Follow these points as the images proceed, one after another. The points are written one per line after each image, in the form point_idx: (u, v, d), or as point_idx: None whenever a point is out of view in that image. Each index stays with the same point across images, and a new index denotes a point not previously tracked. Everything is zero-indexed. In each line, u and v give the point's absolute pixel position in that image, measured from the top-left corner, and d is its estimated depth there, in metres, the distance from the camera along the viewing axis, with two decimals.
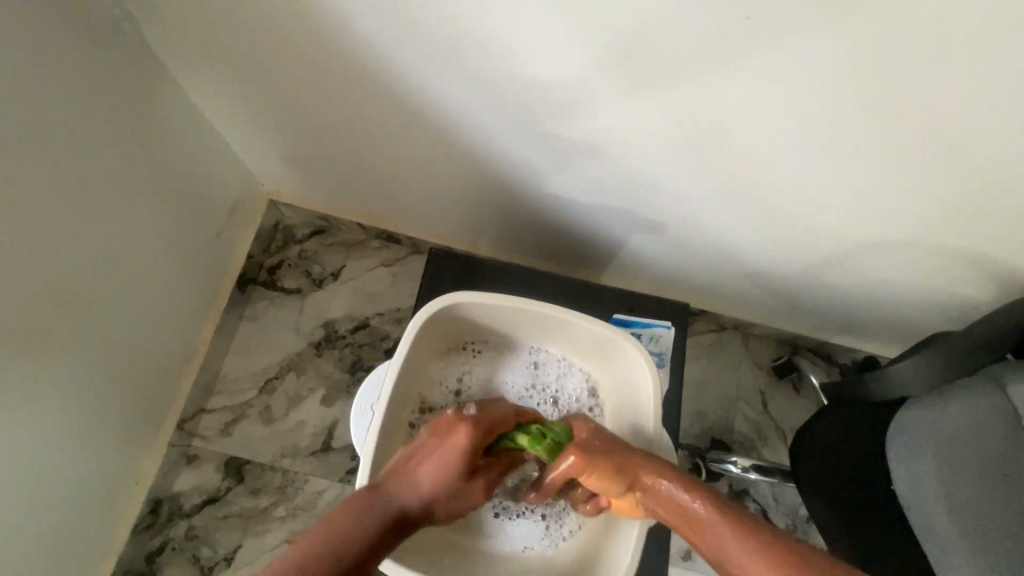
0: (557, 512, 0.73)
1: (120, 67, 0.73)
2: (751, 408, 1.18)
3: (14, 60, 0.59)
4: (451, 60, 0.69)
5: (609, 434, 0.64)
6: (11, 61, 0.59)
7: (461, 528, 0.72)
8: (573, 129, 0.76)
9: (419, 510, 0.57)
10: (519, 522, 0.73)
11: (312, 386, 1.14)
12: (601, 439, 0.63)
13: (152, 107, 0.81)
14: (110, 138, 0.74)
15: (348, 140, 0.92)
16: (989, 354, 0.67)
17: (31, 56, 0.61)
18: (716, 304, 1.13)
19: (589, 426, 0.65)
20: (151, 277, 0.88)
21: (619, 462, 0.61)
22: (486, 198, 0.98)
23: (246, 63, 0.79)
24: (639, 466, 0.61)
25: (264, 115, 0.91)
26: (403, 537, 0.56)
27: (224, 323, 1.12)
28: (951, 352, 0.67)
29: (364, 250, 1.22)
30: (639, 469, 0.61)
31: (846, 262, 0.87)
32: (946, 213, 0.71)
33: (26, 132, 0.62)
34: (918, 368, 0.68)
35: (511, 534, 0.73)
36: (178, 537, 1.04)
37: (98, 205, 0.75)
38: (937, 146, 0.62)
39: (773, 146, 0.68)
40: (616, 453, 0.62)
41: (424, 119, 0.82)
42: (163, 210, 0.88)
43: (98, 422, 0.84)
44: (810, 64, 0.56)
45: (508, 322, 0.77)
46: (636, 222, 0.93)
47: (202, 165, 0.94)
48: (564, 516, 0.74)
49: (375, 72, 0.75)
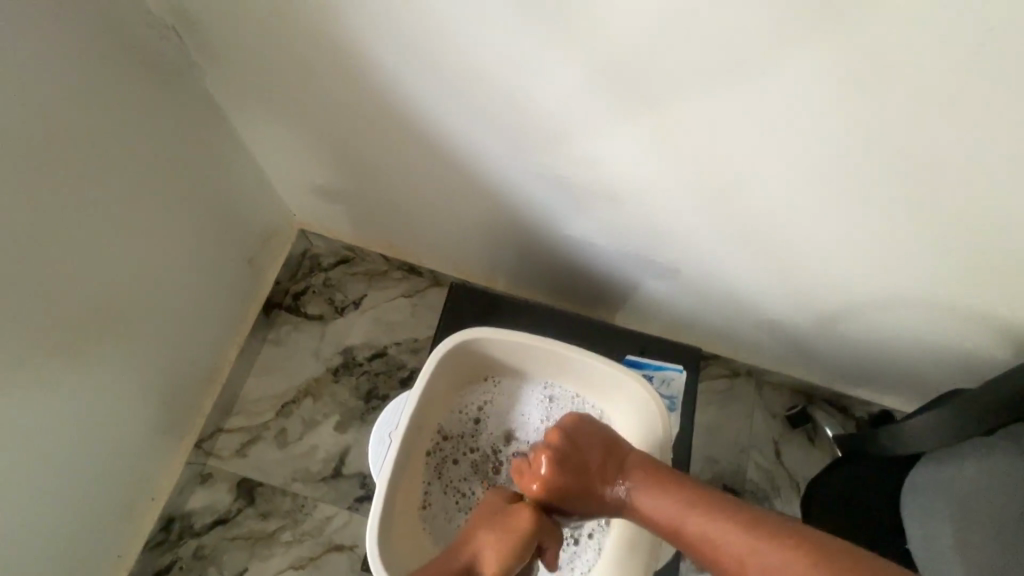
0: (568, 554, 0.75)
1: (174, 101, 0.80)
2: (764, 457, 1.16)
3: (69, 84, 0.64)
4: (478, 105, 0.74)
5: (558, 455, 0.66)
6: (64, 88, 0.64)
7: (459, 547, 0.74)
8: (591, 174, 0.79)
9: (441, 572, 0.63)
10: None
11: (327, 412, 1.16)
12: (547, 476, 0.66)
13: (200, 138, 0.87)
14: (158, 166, 0.80)
15: (379, 178, 0.97)
16: (1000, 417, 0.66)
17: (82, 83, 0.66)
18: (729, 349, 1.13)
19: (545, 445, 0.68)
20: (184, 293, 0.93)
21: (577, 494, 0.67)
22: (505, 236, 1.02)
23: (290, 99, 0.85)
24: (600, 475, 0.67)
25: (298, 146, 0.96)
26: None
27: (248, 345, 1.14)
28: (968, 412, 0.66)
29: (386, 280, 1.24)
30: (597, 482, 0.66)
31: (860, 315, 0.88)
32: (955, 271, 0.73)
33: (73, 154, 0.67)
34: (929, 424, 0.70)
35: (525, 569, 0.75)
36: (186, 557, 1.04)
37: (140, 226, 0.80)
38: (940, 210, 0.64)
39: (779, 197, 0.71)
40: (569, 487, 0.66)
41: (448, 158, 0.86)
42: (200, 232, 0.93)
43: (122, 431, 0.87)
44: (820, 121, 0.59)
45: (525, 360, 0.79)
46: (651, 266, 0.95)
47: (240, 193, 1.00)
48: (574, 557, 0.75)
49: (406, 113, 0.80)
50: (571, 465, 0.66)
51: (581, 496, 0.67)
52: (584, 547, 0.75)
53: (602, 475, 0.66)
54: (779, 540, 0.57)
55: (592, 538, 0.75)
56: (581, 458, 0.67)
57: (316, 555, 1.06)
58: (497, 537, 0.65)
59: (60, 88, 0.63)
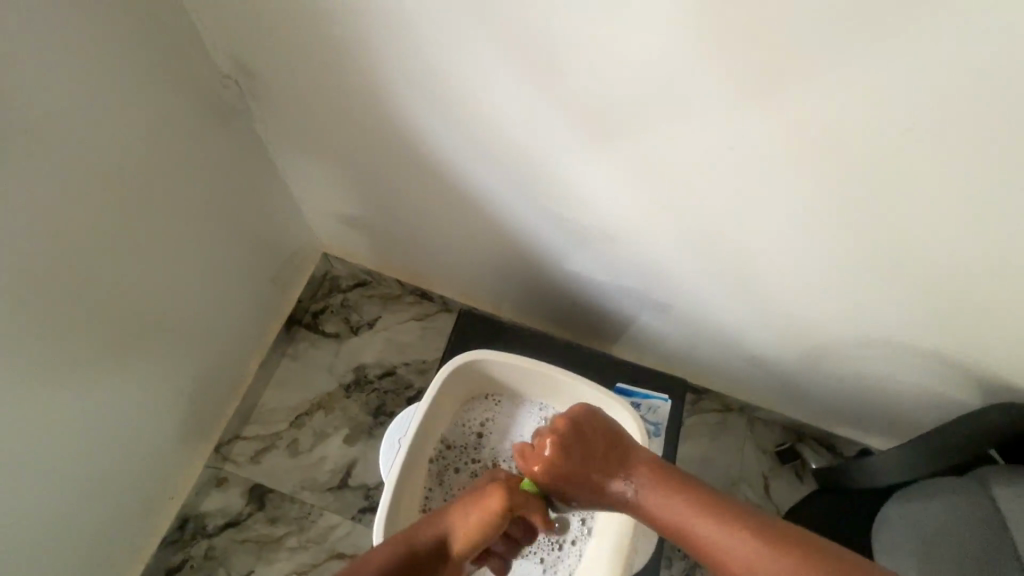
0: (553, 557, 0.83)
1: (222, 137, 0.91)
2: (753, 491, 1.20)
3: (139, 121, 0.75)
4: (492, 152, 0.83)
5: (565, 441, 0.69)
6: (131, 127, 0.74)
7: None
8: (593, 217, 0.87)
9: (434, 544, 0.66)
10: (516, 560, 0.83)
11: (337, 425, 1.22)
12: (551, 461, 0.68)
13: (244, 170, 0.98)
14: (203, 193, 0.90)
15: (401, 210, 1.05)
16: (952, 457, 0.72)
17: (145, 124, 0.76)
18: (721, 384, 1.18)
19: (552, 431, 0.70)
20: (215, 307, 1.01)
21: (579, 481, 0.69)
22: (513, 268, 1.09)
23: (328, 138, 0.95)
24: (603, 467, 0.69)
25: (329, 180, 1.05)
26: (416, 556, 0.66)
27: (269, 358, 1.22)
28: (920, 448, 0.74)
29: (399, 304, 1.32)
30: (601, 474, 0.69)
31: (842, 359, 0.93)
32: (922, 324, 0.78)
33: (132, 183, 0.76)
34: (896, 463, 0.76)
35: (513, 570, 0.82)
36: (197, 556, 1.09)
37: (188, 244, 0.90)
38: (904, 269, 0.71)
39: (759, 248, 0.78)
40: (573, 473, 0.69)
41: (464, 196, 0.95)
42: (236, 251, 1.02)
43: (148, 431, 0.94)
44: (792, 185, 0.66)
45: (524, 381, 0.85)
46: (646, 302, 1.02)
47: (273, 219, 1.09)
48: (560, 560, 0.83)
49: (429, 156, 0.89)
50: (577, 452, 0.69)
51: (582, 483, 0.69)
52: (568, 552, 0.83)
53: (607, 466, 0.69)
54: (780, 544, 0.60)
55: (575, 545, 0.83)
56: (585, 447, 0.70)
57: (318, 562, 1.10)
58: (488, 517, 0.66)
59: (132, 123, 0.74)
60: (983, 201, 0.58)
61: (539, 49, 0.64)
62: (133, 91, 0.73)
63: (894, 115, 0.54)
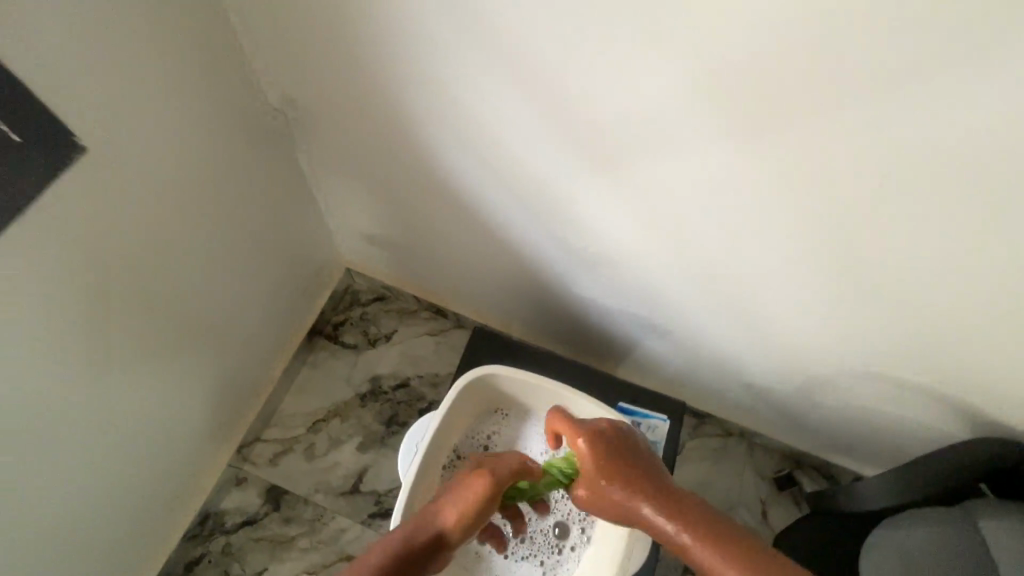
0: (552, 563, 0.87)
1: (265, 162, 0.98)
2: (751, 515, 1.22)
3: (194, 148, 0.82)
4: (510, 187, 0.89)
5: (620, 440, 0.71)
6: (188, 151, 0.82)
7: (471, 554, 0.87)
8: (603, 249, 0.92)
9: (430, 536, 0.65)
10: (516, 564, 0.87)
11: (351, 432, 1.27)
12: (598, 447, 0.69)
13: (282, 192, 1.05)
14: (245, 212, 0.97)
15: (422, 232, 1.12)
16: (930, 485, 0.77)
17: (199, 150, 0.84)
18: (723, 410, 1.22)
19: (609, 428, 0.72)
20: (244, 318, 1.07)
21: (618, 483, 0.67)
22: (526, 290, 1.15)
23: (356, 166, 1.01)
24: (650, 486, 0.66)
25: (356, 203, 1.12)
26: (414, 551, 0.64)
27: (290, 366, 1.28)
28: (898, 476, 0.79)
29: (415, 319, 1.38)
30: (644, 490, 0.66)
31: (838, 390, 0.96)
32: (916, 364, 0.82)
33: (183, 203, 0.84)
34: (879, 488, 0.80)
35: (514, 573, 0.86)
36: (215, 551, 1.15)
37: (227, 258, 0.97)
38: (897, 313, 0.75)
39: (757, 286, 0.83)
40: (616, 470, 0.68)
41: (483, 223, 1.01)
42: (269, 265, 1.09)
43: (175, 431, 1.00)
44: (789, 232, 0.71)
45: (533, 397, 0.90)
46: (652, 327, 1.06)
47: (303, 236, 1.17)
48: (559, 566, 0.87)
49: (451, 187, 0.95)
50: (625, 456, 0.69)
51: (621, 484, 0.67)
52: (567, 559, 0.87)
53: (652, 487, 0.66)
54: None
55: (573, 551, 0.87)
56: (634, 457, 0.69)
57: (327, 562, 1.15)
58: (481, 501, 0.66)
59: (188, 150, 0.81)
60: (965, 252, 0.62)
61: (558, 103, 0.70)
62: (191, 120, 0.80)
63: (884, 178, 0.59)
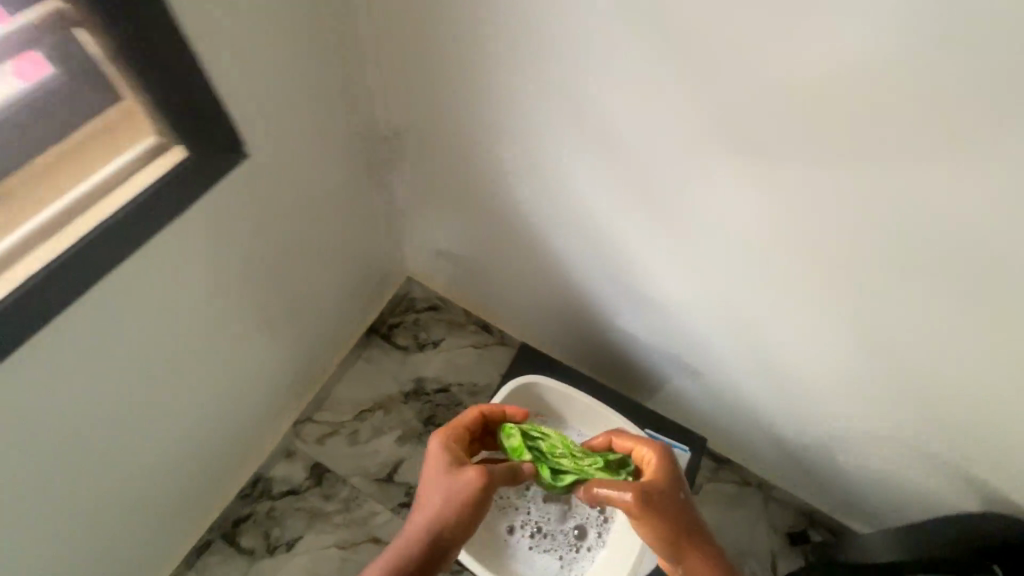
0: (569, 559, 0.97)
1: (361, 174, 1.12)
2: (760, 566, 1.24)
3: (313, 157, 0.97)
4: (570, 223, 0.99)
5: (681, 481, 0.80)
6: (309, 160, 0.96)
7: (499, 542, 0.98)
8: (647, 289, 1.00)
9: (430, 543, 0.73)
10: (537, 554, 0.97)
11: (392, 425, 1.37)
12: (666, 479, 0.78)
13: (369, 202, 1.19)
14: (340, 215, 1.12)
15: (483, 253, 1.24)
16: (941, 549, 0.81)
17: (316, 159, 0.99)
18: (743, 457, 1.26)
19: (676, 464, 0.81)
20: (319, 308, 1.21)
21: (674, 516, 0.76)
22: (569, 318, 1.24)
23: (435, 189, 1.14)
24: (696, 531, 0.77)
25: (427, 221, 1.25)
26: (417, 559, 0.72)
27: (346, 357, 1.41)
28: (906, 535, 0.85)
29: (462, 330, 1.49)
30: (693, 534, 0.76)
31: (858, 453, 1.00)
32: (938, 435, 0.86)
33: (296, 202, 0.98)
34: (886, 544, 0.86)
35: (534, 560, 0.97)
36: (260, 513, 1.26)
37: (318, 252, 1.11)
38: (922, 383, 0.80)
39: (790, 341, 0.89)
40: (676, 503, 0.77)
41: (540, 252, 1.11)
42: (348, 264, 1.23)
43: (249, 399, 1.13)
44: (827, 293, 0.78)
45: (569, 411, 0.99)
46: (684, 368, 1.13)
47: (378, 243, 1.30)
48: (574, 562, 0.97)
49: (517, 217, 1.06)
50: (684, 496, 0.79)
51: (676, 516, 0.76)
52: (582, 557, 0.97)
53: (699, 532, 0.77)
54: None
55: (589, 551, 0.97)
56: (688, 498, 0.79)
57: (357, 541, 1.25)
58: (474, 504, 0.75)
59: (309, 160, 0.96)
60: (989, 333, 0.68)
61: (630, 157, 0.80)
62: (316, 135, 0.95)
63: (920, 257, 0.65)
